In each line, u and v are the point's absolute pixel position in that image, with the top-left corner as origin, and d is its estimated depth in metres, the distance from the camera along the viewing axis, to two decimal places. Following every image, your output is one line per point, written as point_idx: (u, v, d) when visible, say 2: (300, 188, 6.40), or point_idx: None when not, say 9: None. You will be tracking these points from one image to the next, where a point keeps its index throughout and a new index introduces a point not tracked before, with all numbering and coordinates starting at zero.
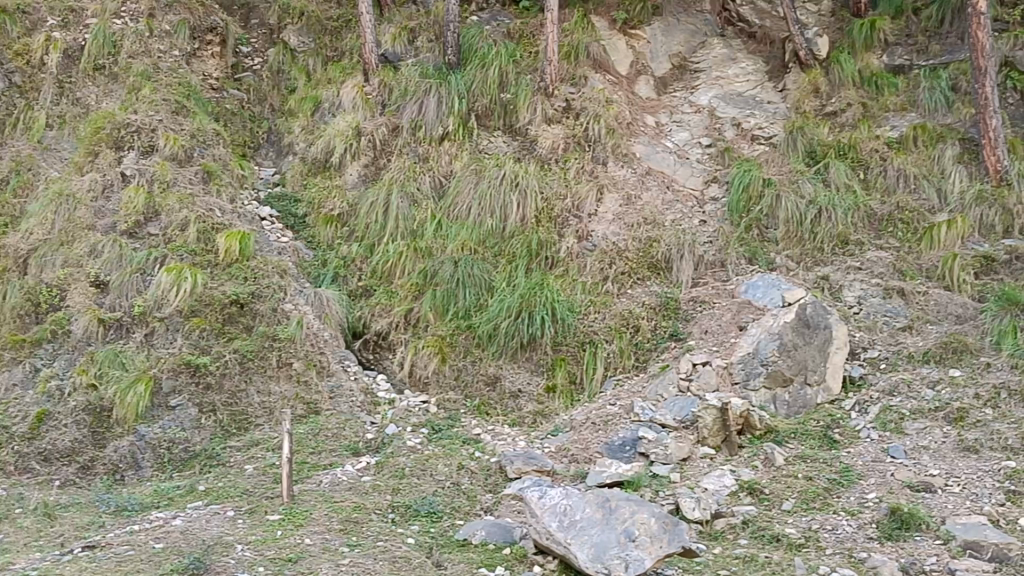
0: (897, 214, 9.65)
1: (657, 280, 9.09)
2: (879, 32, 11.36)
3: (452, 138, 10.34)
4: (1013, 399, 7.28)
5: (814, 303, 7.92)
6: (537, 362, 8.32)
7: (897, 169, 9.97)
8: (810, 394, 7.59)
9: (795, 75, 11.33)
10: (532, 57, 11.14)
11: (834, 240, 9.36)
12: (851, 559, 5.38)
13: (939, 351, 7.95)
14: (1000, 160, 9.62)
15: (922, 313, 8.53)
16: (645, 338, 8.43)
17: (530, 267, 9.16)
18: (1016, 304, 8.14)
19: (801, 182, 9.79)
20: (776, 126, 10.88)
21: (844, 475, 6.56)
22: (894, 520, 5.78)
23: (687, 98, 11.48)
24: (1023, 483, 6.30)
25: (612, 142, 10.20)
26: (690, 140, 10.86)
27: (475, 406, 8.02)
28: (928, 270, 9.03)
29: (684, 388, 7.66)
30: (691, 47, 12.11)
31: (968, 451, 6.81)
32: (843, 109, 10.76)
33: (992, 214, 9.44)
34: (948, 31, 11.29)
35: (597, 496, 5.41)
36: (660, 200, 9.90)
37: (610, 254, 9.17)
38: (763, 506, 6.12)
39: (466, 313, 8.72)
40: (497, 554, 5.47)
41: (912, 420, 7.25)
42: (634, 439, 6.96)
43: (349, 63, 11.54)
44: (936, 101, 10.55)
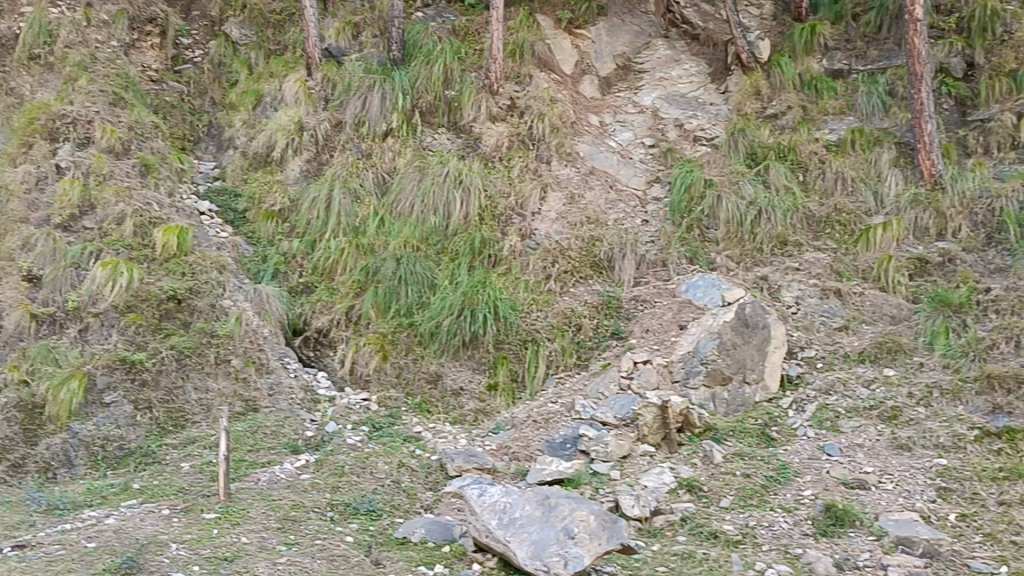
0: (835, 216, 9.82)
1: (599, 279, 9.12)
2: (819, 36, 11.55)
3: (396, 134, 10.29)
4: (945, 398, 7.43)
5: (753, 302, 8.02)
6: (479, 360, 8.30)
7: (836, 172, 10.15)
8: (748, 392, 7.66)
9: (737, 77, 11.47)
10: (477, 55, 11.15)
11: (774, 240, 9.49)
12: (787, 556, 5.46)
13: (874, 350, 8.09)
14: (934, 164, 9.84)
15: (857, 314, 8.68)
16: (586, 337, 8.46)
17: (473, 265, 9.12)
18: (948, 305, 8.34)
19: (742, 183, 9.91)
20: (718, 127, 11.00)
21: (780, 472, 6.64)
22: (829, 516, 5.86)
23: (631, 98, 11.55)
24: (953, 480, 6.45)
25: (555, 141, 10.23)
26: (633, 140, 10.94)
27: (416, 404, 7.99)
28: (864, 271, 9.20)
29: (624, 386, 7.70)
30: (635, 49, 12.17)
31: (901, 449, 6.94)
32: (783, 112, 10.90)
33: (926, 217, 9.64)
34: (886, 37, 11.51)
35: (537, 494, 5.40)
36: (603, 200, 9.96)
37: (553, 252, 9.17)
38: (702, 503, 6.18)
39: (408, 310, 8.67)
40: (436, 552, 5.44)
41: (847, 419, 7.38)
42: (575, 438, 6.99)
43: (292, 56, 11.42)
44: (873, 106, 10.78)
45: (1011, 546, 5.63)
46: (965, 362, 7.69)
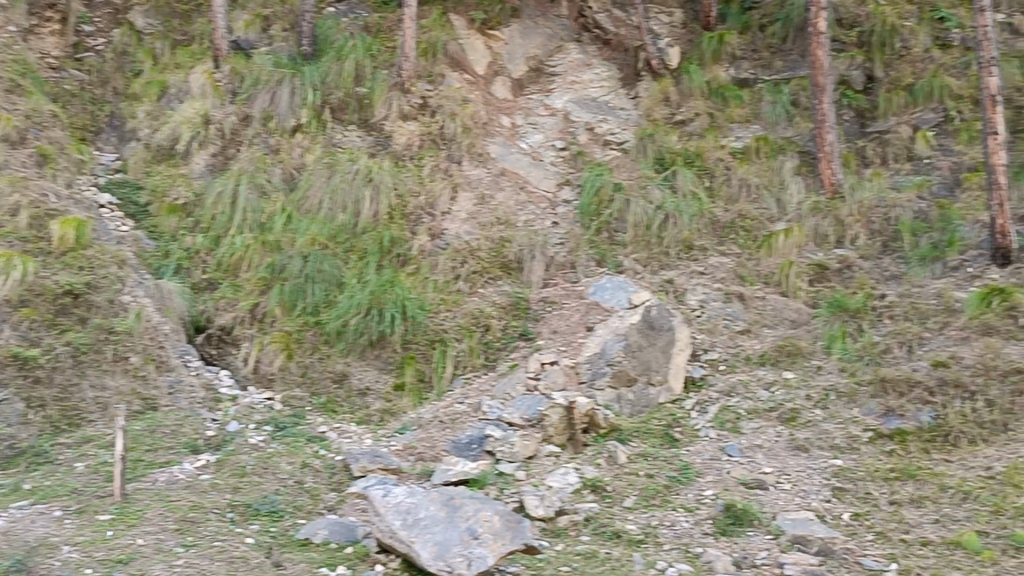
0: (739, 221, 10.03)
1: (508, 280, 9.14)
2: (727, 45, 11.83)
3: (305, 130, 10.15)
4: (841, 400, 7.66)
5: (659, 306, 8.20)
6: (386, 360, 8.22)
7: (740, 178, 10.38)
8: (653, 394, 7.73)
9: (646, 84, 11.67)
10: (389, 52, 11.08)
11: (679, 245, 9.67)
12: (687, 555, 5.54)
13: (774, 354, 8.29)
14: (835, 173, 10.15)
15: (759, 317, 8.87)
16: (494, 337, 8.46)
17: (381, 265, 9.03)
18: (846, 310, 8.67)
19: (650, 188, 10.07)
20: (628, 132, 11.15)
21: (682, 473, 6.74)
22: (729, 516, 5.98)
23: (542, 100, 11.60)
24: (847, 480, 6.65)
25: (467, 142, 10.26)
26: (543, 142, 10.99)
27: (321, 404, 7.86)
28: (766, 276, 9.42)
29: (531, 387, 7.69)
30: (546, 52, 12.21)
31: (799, 450, 7.12)
32: (691, 119, 11.15)
33: (826, 224, 9.93)
34: (790, 49, 11.89)
35: (441, 494, 5.39)
36: (513, 201, 10.00)
37: (462, 253, 9.16)
38: (605, 503, 6.23)
39: (314, 309, 8.54)
40: (338, 553, 5.38)
41: (747, 420, 7.54)
42: (481, 438, 6.97)
43: (199, 49, 11.18)
44: (777, 114, 11.10)
45: (901, 544, 5.81)
46: (861, 365, 7.94)
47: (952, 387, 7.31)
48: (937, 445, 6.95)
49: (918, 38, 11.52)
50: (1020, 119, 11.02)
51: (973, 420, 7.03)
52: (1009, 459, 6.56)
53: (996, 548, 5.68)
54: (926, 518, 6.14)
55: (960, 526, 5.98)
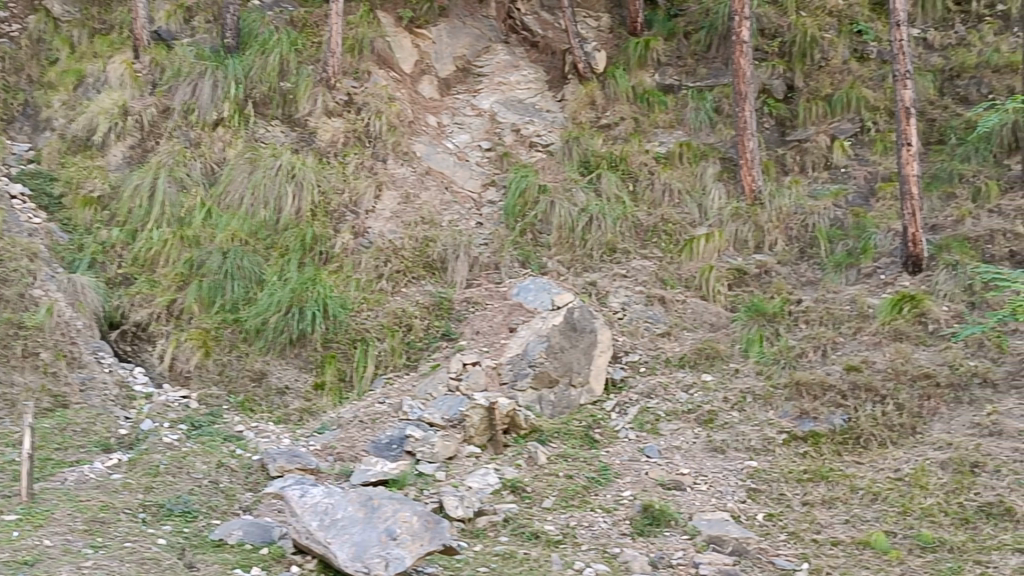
0: (661, 225, 10.15)
1: (431, 280, 9.11)
2: (652, 51, 12.02)
3: (226, 124, 9.95)
4: (757, 402, 7.79)
5: (581, 307, 8.23)
6: (307, 358, 8.13)
7: (663, 183, 10.51)
8: (574, 395, 7.79)
9: (573, 87, 11.75)
10: (314, 48, 10.98)
11: (603, 248, 9.73)
12: (604, 555, 5.59)
13: (694, 356, 8.40)
14: (755, 180, 10.33)
15: (679, 321, 8.99)
16: (416, 337, 8.41)
17: (303, 262, 8.91)
18: (763, 314, 8.79)
19: (574, 190, 10.12)
20: (553, 134, 11.20)
21: (601, 473, 6.80)
22: (646, 516, 6.05)
23: (469, 100, 11.57)
24: (762, 481, 6.78)
25: (392, 140, 10.22)
26: (469, 142, 10.98)
27: (239, 402, 7.69)
28: (686, 280, 9.56)
29: (453, 387, 7.67)
30: (474, 52, 12.19)
31: (715, 451, 7.24)
32: (616, 123, 11.28)
33: (746, 230, 10.09)
34: (714, 56, 12.11)
35: (360, 495, 5.36)
36: (438, 201, 9.99)
37: (386, 251, 9.11)
38: (525, 504, 6.24)
39: (233, 306, 8.41)
40: (253, 554, 5.29)
41: (667, 421, 7.64)
42: (401, 438, 6.92)
43: (118, 38, 10.91)
44: (700, 121, 11.36)
45: (812, 544, 5.94)
46: (777, 368, 8.11)
47: (864, 391, 7.51)
48: (848, 447, 7.12)
49: (838, 49, 11.77)
50: (932, 132, 11.38)
51: (883, 423, 7.23)
52: (916, 461, 6.77)
53: (903, 547, 5.86)
54: (837, 519, 6.29)
55: (870, 526, 6.14)
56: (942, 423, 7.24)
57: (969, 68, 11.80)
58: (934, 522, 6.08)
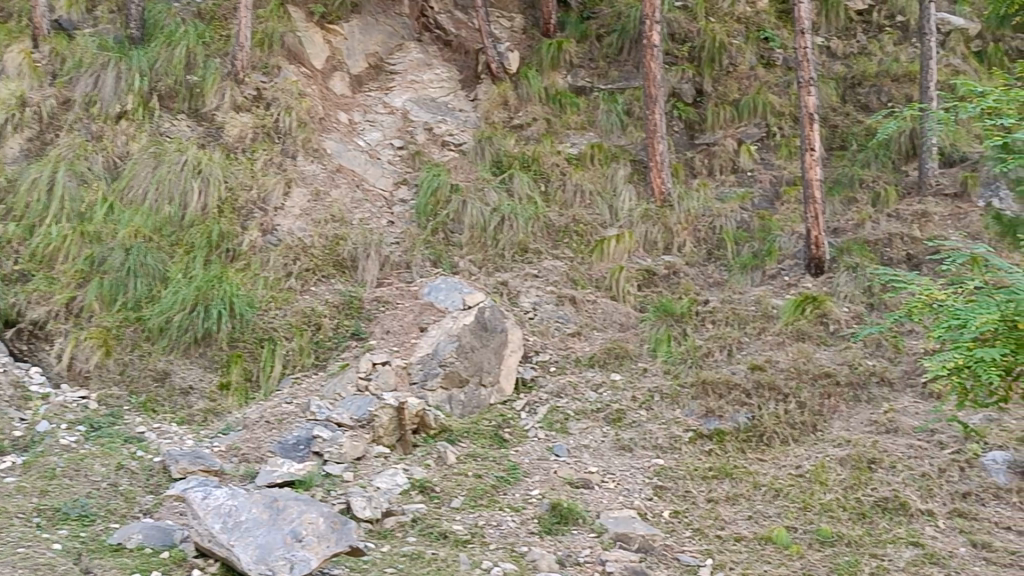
0: (572, 226, 10.23)
1: (341, 278, 9.01)
2: (565, 53, 12.18)
3: (130, 117, 9.66)
4: (664, 401, 7.91)
5: (492, 307, 8.27)
6: (211, 358, 7.95)
7: (575, 184, 10.60)
8: (483, 395, 7.78)
9: (486, 86, 11.78)
10: (222, 41, 10.79)
11: (514, 247, 9.75)
12: (512, 554, 5.60)
13: (603, 356, 8.49)
14: (664, 183, 10.53)
15: (589, 321, 9.07)
16: (325, 337, 8.29)
17: (208, 259, 8.71)
18: (671, 315, 8.92)
19: (486, 190, 10.13)
20: (466, 134, 11.20)
21: (510, 473, 6.80)
22: (554, 515, 6.08)
23: (381, 98, 11.47)
24: (668, 479, 6.86)
25: (302, 136, 10.09)
26: (381, 140, 10.89)
27: (140, 403, 7.45)
28: (597, 280, 9.64)
29: (361, 387, 7.53)
30: (387, 49, 12.09)
31: (623, 450, 7.31)
32: (528, 124, 11.36)
33: (655, 231, 10.23)
34: (625, 60, 12.39)
35: (264, 496, 5.32)
36: (349, 199, 9.90)
37: (295, 249, 9.00)
38: (433, 504, 6.21)
39: (135, 304, 8.17)
40: (153, 558, 5.15)
41: (575, 420, 7.69)
42: (308, 438, 6.82)
43: (15, 25, 10.51)
44: (612, 123, 11.53)
45: (716, 540, 6.05)
46: (684, 368, 8.25)
47: (767, 390, 7.67)
48: (752, 445, 7.26)
49: (745, 56, 12.11)
50: (834, 138, 11.71)
51: (785, 421, 7.41)
52: (816, 458, 6.95)
53: (803, 542, 6.00)
54: (740, 515, 6.41)
55: (772, 522, 6.28)
56: (841, 421, 7.48)
57: (870, 77, 12.20)
58: (833, 518, 6.25)
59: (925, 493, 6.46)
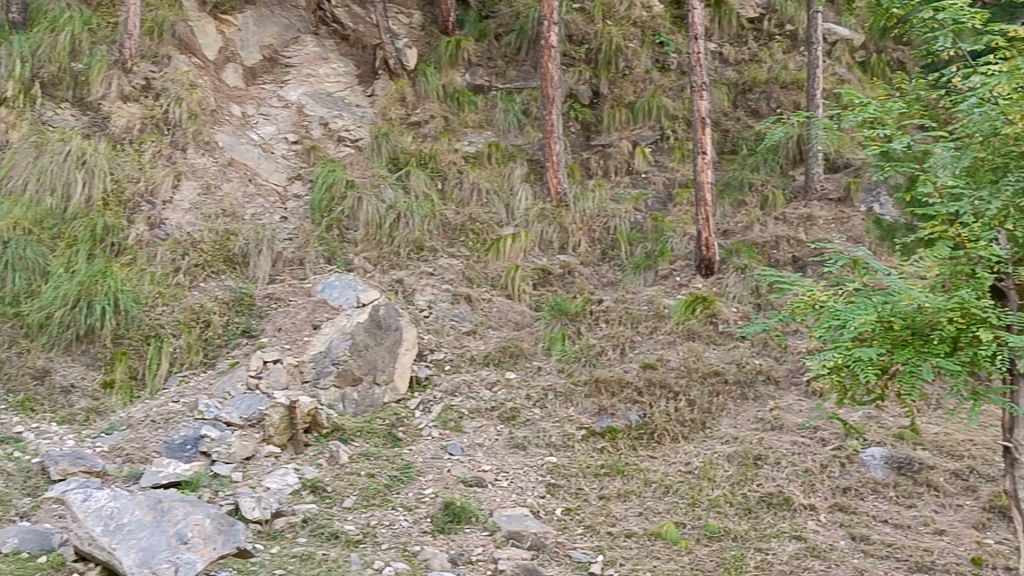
0: (469, 224, 10.24)
1: (231, 274, 8.79)
2: (463, 51, 12.18)
3: (10, 104, 9.25)
4: (558, 399, 8.00)
5: (387, 305, 8.20)
6: (94, 356, 7.67)
7: (472, 182, 10.63)
8: (377, 393, 7.67)
9: (383, 82, 11.71)
10: (110, 28, 10.47)
11: (410, 245, 9.72)
12: (404, 553, 5.56)
13: (498, 354, 8.53)
14: (560, 183, 10.64)
15: (485, 319, 9.08)
16: (215, 334, 8.07)
17: (92, 253, 8.41)
18: (565, 314, 9.01)
19: (382, 187, 10.09)
20: (363, 129, 11.09)
21: (404, 472, 6.75)
22: (447, 514, 6.07)
23: (275, 91, 11.27)
24: (561, 476, 6.92)
25: (193, 129, 9.84)
26: (275, 135, 10.69)
27: (17, 402, 7.05)
28: (492, 279, 9.66)
29: (252, 385, 7.37)
30: (282, 42, 11.87)
31: (517, 448, 7.33)
32: (426, 121, 11.33)
33: (551, 231, 10.33)
34: (523, 59, 12.46)
35: (149, 498, 5.19)
36: (240, 193, 9.69)
37: (183, 244, 8.76)
38: (324, 504, 6.12)
39: (14, 300, 7.83)
40: (30, 562, 4.94)
41: (470, 419, 7.68)
42: (196, 438, 6.65)
43: None
44: (509, 123, 11.62)
45: (607, 536, 6.13)
46: (578, 366, 8.35)
47: (658, 388, 7.83)
48: (643, 442, 7.37)
49: (641, 59, 12.29)
50: (725, 142, 12.02)
51: (676, 418, 7.56)
52: (705, 455, 7.11)
53: (691, 537, 6.13)
54: (631, 512, 6.50)
55: (661, 517, 6.39)
56: (730, 418, 7.66)
57: (760, 83, 12.49)
58: (720, 513, 6.39)
59: (808, 488, 6.65)
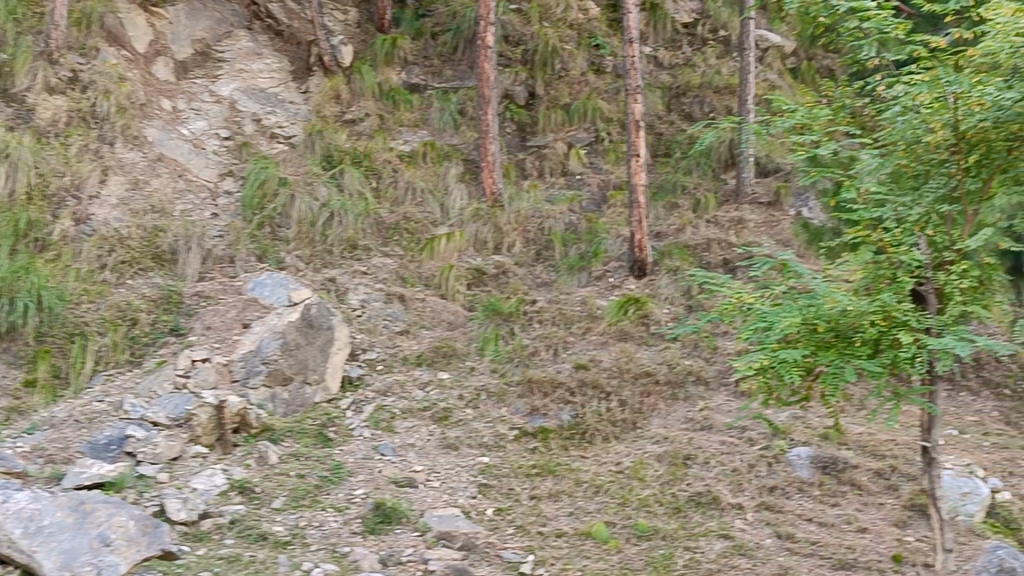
0: (403, 224, 10.21)
1: (160, 271, 8.63)
2: (399, 49, 12.15)
3: None
4: (491, 399, 8.01)
5: (319, 303, 8.11)
6: (16, 354, 7.47)
7: (406, 181, 10.61)
8: (308, 393, 7.63)
9: (318, 79, 11.61)
10: (36, 18, 10.20)
11: (343, 243, 9.66)
12: (333, 554, 5.52)
13: (431, 354, 8.52)
14: (496, 183, 10.66)
15: (418, 319, 9.06)
16: (141, 332, 7.89)
17: (15, 249, 8.17)
18: (499, 314, 9.03)
19: (316, 185, 10.02)
20: (296, 126, 10.99)
21: (334, 472, 6.70)
22: (378, 514, 6.04)
23: (207, 86, 11.05)
24: (493, 476, 6.93)
25: (121, 122, 9.66)
26: (207, 130, 10.51)
27: None
28: (426, 279, 9.64)
29: (179, 384, 7.23)
30: (215, 36, 11.69)
31: (449, 448, 7.32)
32: (361, 119, 11.27)
33: (485, 231, 10.34)
34: (460, 59, 12.47)
35: (70, 499, 5.06)
36: (170, 188, 9.53)
37: (110, 241, 8.59)
38: (253, 505, 6.05)
39: None
40: None
41: (402, 419, 7.65)
42: (120, 438, 6.50)
43: None
44: (445, 122, 11.62)
45: (538, 536, 6.15)
46: (511, 366, 8.38)
47: (591, 388, 7.90)
48: (575, 442, 7.42)
49: (577, 61, 12.35)
50: (659, 145, 12.15)
51: (607, 419, 7.62)
52: (635, 455, 7.18)
53: (621, 536, 6.18)
54: (562, 511, 6.53)
55: (592, 517, 6.43)
56: (660, 418, 7.75)
57: (694, 87, 12.63)
58: (649, 513, 6.45)
59: (735, 487, 6.75)
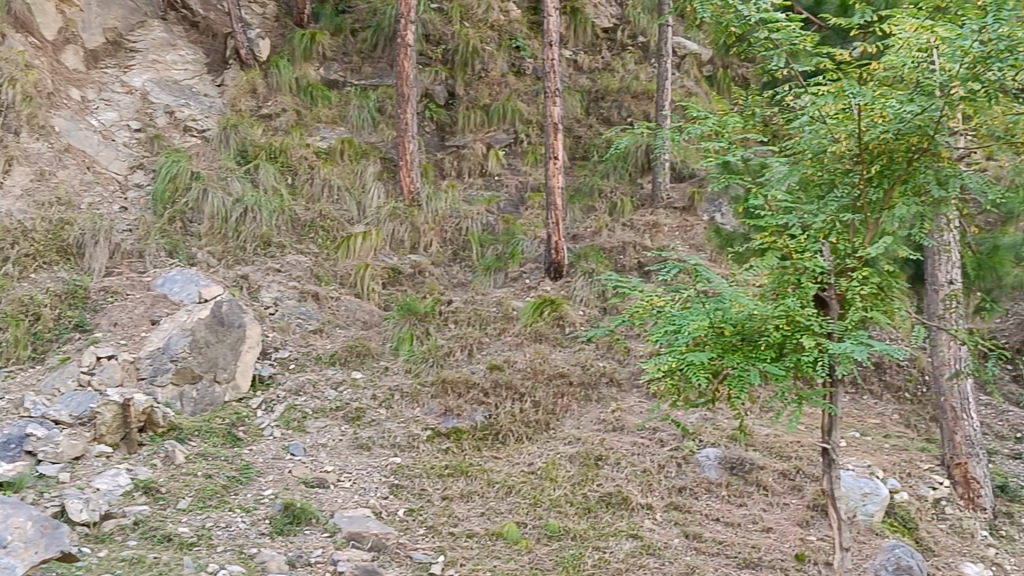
0: (319, 221, 10.11)
1: (65, 265, 8.39)
2: (318, 45, 12.04)
3: None
4: (404, 399, 7.97)
5: (230, 301, 8.03)
6: None
7: (323, 178, 10.50)
8: (218, 392, 7.51)
9: (234, 72, 11.43)
10: None
11: (257, 240, 9.50)
12: (240, 555, 5.43)
13: (345, 354, 8.45)
14: (413, 182, 10.61)
15: (332, 317, 8.98)
16: (45, 328, 7.64)
17: None
18: (414, 314, 8.99)
19: (229, 180, 9.85)
20: (210, 120, 10.80)
21: (242, 473, 6.59)
22: (286, 515, 5.96)
23: (118, 76, 10.78)
24: (404, 477, 6.90)
25: (27, 111, 9.28)
26: (117, 121, 10.24)
27: None
28: (341, 277, 9.56)
29: (84, 382, 7.01)
30: (127, 26, 11.39)
31: (361, 448, 7.27)
32: (277, 114, 11.12)
33: (402, 230, 10.30)
34: (379, 56, 12.52)
35: None
36: (77, 180, 9.26)
37: (13, 233, 8.30)
38: (157, 505, 5.92)
39: None
40: None
41: (313, 419, 7.58)
42: (20, 437, 6.24)
43: None
44: (363, 119, 11.56)
45: (449, 536, 6.15)
46: (425, 366, 8.35)
47: (505, 389, 7.92)
48: (488, 443, 7.43)
49: (497, 62, 12.41)
50: (578, 147, 12.25)
51: (521, 419, 7.66)
52: (547, 455, 7.23)
53: (531, 536, 6.22)
54: (473, 512, 6.54)
55: (503, 517, 6.46)
56: (573, 419, 7.83)
57: (612, 92, 12.78)
58: (561, 513, 6.50)
59: (645, 488, 6.84)
